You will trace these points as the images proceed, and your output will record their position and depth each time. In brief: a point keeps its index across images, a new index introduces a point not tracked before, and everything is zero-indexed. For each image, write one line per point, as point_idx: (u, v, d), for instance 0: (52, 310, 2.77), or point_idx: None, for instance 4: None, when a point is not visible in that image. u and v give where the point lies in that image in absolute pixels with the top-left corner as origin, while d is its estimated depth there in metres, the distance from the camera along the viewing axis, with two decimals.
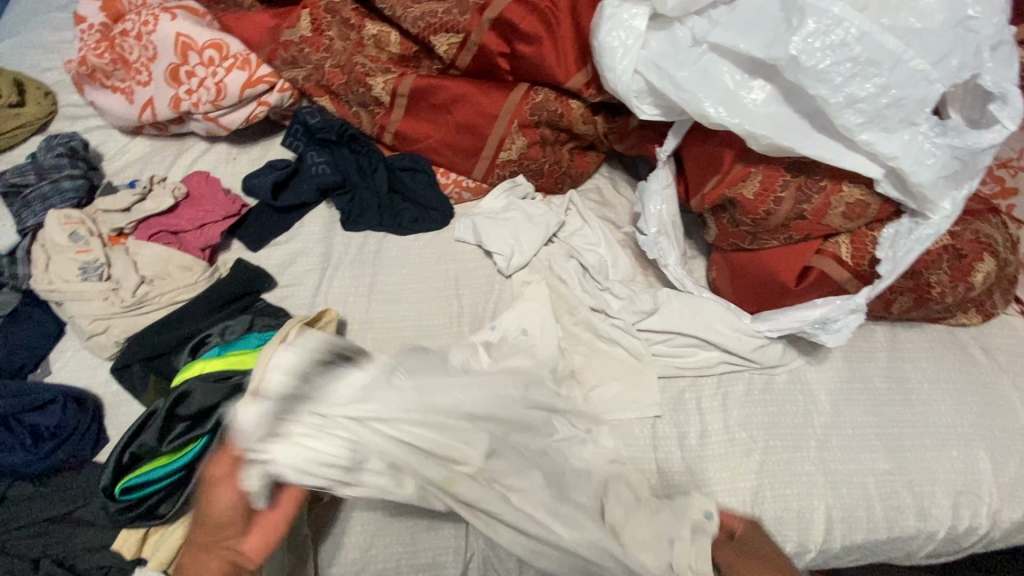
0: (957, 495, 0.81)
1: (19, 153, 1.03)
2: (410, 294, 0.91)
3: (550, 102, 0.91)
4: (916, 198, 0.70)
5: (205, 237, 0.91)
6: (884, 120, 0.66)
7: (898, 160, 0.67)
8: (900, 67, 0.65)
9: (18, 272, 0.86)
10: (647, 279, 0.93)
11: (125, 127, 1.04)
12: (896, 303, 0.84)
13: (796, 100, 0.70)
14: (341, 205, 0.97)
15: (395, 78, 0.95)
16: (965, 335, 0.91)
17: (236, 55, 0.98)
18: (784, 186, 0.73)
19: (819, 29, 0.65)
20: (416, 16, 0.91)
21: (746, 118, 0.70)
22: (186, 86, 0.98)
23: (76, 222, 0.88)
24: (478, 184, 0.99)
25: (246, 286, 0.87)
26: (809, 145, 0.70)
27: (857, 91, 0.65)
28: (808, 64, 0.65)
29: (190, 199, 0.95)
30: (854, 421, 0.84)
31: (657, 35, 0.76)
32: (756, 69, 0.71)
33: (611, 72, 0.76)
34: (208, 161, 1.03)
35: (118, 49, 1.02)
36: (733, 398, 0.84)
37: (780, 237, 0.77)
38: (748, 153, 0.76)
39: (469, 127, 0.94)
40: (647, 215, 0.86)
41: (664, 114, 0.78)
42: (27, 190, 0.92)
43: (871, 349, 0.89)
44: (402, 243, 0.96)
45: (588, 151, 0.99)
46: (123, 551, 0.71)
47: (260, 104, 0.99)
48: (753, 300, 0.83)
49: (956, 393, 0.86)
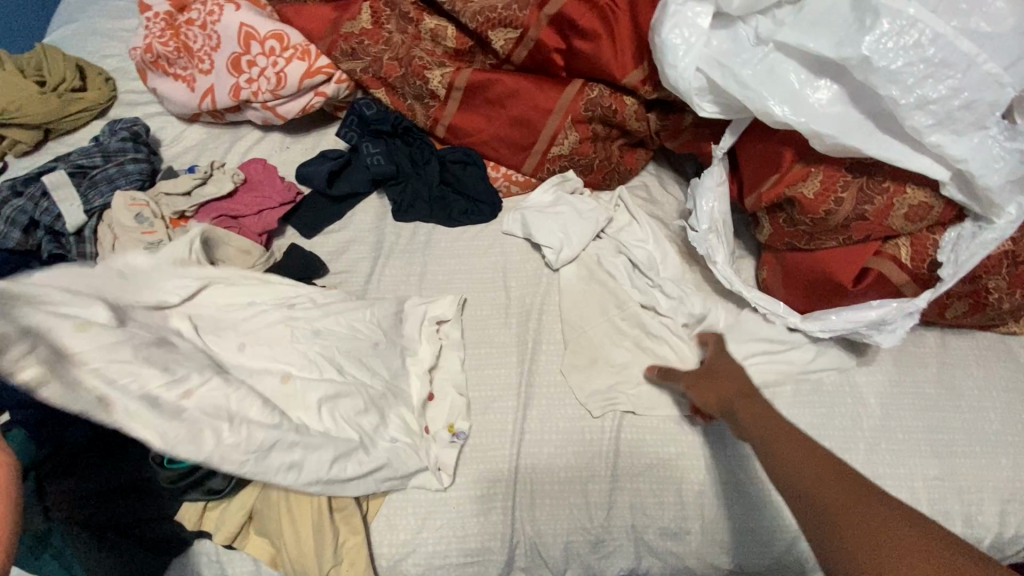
0: (1007, 504, 0.80)
1: (82, 136, 1.06)
2: (460, 283, 0.92)
3: (605, 99, 0.91)
4: (981, 202, 0.71)
5: (263, 222, 0.94)
6: (954, 122, 0.67)
7: (967, 163, 0.67)
8: (973, 70, 0.65)
9: (86, 250, 0.90)
10: (695, 277, 0.93)
11: (183, 113, 1.06)
12: (950, 307, 0.83)
13: (862, 101, 0.71)
14: (393, 195, 0.98)
15: (451, 71, 0.96)
16: (1017, 343, 0.90)
17: (296, 46, 1.00)
18: (845, 186, 0.74)
19: (893, 29, 0.65)
20: (474, 11, 0.92)
21: (811, 117, 0.71)
22: (246, 75, 1.01)
23: (141, 203, 0.91)
24: (527, 179, 1.00)
25: (301, 271, 0.90)
26: (875, 145, 0.70)
27: (929, 92, 0.66)
28: (880, 64, 0.66)
29: (247, 185, 0.98)
30: (903, 425, 0.83)
31: (720, 34, 0.76)
32: (822, 69, 0.72)
33: (672, 69, 0.76)
34: (263, 149, 1.05)
35: (181, 38, 1.05)
36: (782, 398, 0.84)
37: (838, 238, 0.77)
38: (808, 153, 0.76)
39: (522, 121, 0.95)
40: (700, 212, 0.86)
41: (723, 112, 0.78)
42: (94, 171, 0.95)
43: (920, 355, 0.89)
44: (451, 234, 0.97)
45: (637, 149, 1.00)
46: (187, 519, 0.74)
47: (317, 94, 1.01)
48: (806, 300, 0.83)
49: (1006, 401, 0.85)
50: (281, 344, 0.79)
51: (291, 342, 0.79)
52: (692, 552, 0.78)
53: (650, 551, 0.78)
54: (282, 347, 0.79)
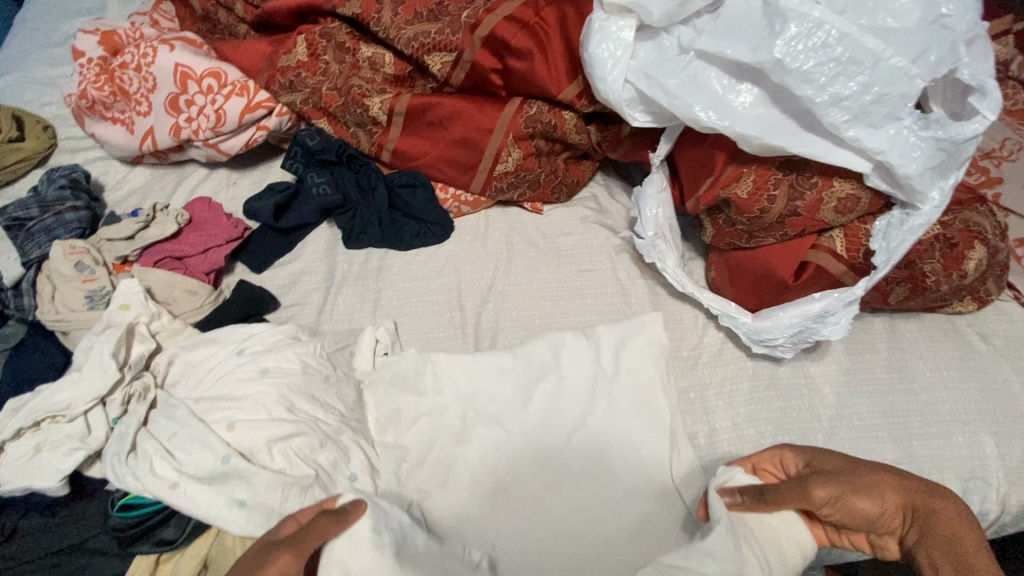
0: (966, 482, 0.81)
1: (20, 188, 1.03)
2: (425, 300, 0.93)
3: (544, 114, 0.93)
4: (906, 189, 0.73)
5: (209, 261, 0.93)
6: (869, 116, 0.69)
7: (885, 154, 0.70)
8: (881, 65, 0.68)
9: (23, 303, 0.88)
10: (647, 283, 0.95)
11: (125, 156, 1.05)
12: (891, 293, 0.86)
13: (783, 101, 0.73)
14: (343, 224, 0.98)
15: (391, 97, 0.97)
16: (963, 322, 0.92)
17: (234, 83, 1.01)
18: (777, 184, 0.77)
19: (801, 32, 0.68)
20: (409, 37, 0.94)
21: (735, 120, 0.74)
22: (186, 114, 1.01)
23: (80, 251, 0.89)
24: (476, 198, 1.00)
25: (251, 306, 0.89)
26: (798, 144, 0.73)
27: (842, 90, 0.68)
28: (793, 66, 0.68)
29: (192, 225, 0.97)
30: (860, 412, 0.84)
31: (645, 45, 0.78)
32: (742, 73, 0.75)
33: (602, 83, 0.78)
34: (209, 186, 1.05)
35: (117, 82, 1.04)
36: (737, 396, 0.85)
37: (775, 234, 0.80)
38: (739, 154, 0.79)
39: (465, 141, 0.96)
40: (644, 219, 0.89)
41: (656, 120, 0.81)
42: (30, 223, 0.92)
43: (870, 341, 0.90)
44: (404, 258, 0.97)
45: (582, 161, 1.02)
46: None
47: (259, 128, 1.02)
48: (753, 296, 0.84)
49: (958, 380, 0.86)
50: (231, 382, 0.78)
51: (241, 380, 0.78)
52: None
53: None
54: (232, 385, 0.78)
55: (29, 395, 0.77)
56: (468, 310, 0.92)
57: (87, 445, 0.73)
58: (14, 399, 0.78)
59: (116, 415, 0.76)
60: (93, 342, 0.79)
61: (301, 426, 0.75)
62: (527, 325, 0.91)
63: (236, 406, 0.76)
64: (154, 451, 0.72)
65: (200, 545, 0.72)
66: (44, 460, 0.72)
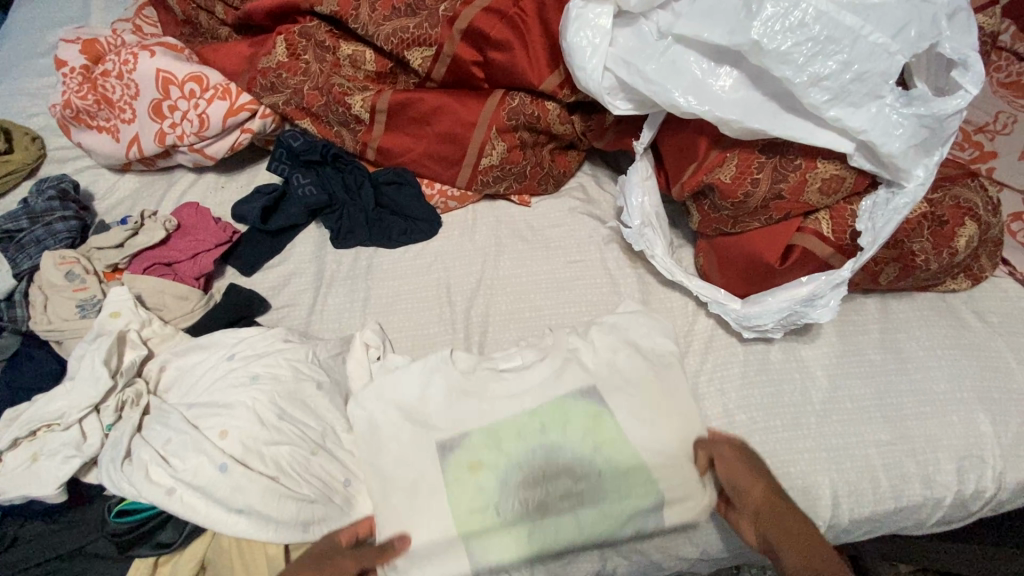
0: (960, 460, 0.81)
1: (11, 200, 1.04)
2: (416, 296, 0.93)
3: (527, 106, 0.92)
4: (890, 168, 0.72)
5: (199, 266, 0.93)
6: (849, 95, 0.68)
7: (867, 133, 0.69)
8: (860, 42, 0.67)
9: (17, 315, 0.89)
10: (636, 271, 0.94)
11: (112, 164, 1.06)
12: (882, 273, 0.85)
13: (763, 83, 0.73)
14: (330, 224, 0.98)
15: (372, 95, 0.97)
16: (957, 300, 0.91)
17: (216, 86, 1.01)
18: (760, 168, 0.76)
19: (777, 12, 0.67)
20: (387, 33, 0.93)
21: (715, 104, 0.73)
22: (170, 119, 1.01)
23: (70, 261, 0.90)
24: (463, 193, 1.00)
25: (242, 308, 0.89)
26: (779, 125, 0.72)
27: (821, 69, 0.67)
28: (770, 47, 0.68)
29: (181, 230, 0.98)
30: (853, 395, 0.84)
31: (624, 32, 0.78)
32: (721, 56, 0.74)
33: (581, 71, 0.78)
34: (197, 191, 1.06)
35: (100, 90, 1.05)
36: (729, 381, 0.85)
37: (760, 218, 0.80)
38: (722, 140, 0.78)
39: (448, 136, 0.95)
40: (630, 209, 0.89)
41: (637, 107, 0.80)
42: (21, 234, 0.93)
43: (862, 323, 0.89)
44: (392, 256, 0.97)
45: (568, 151, 1.01)
46: None
47: (243, 131, 1.02)
48: (740, 282, 0.84)
49: (952, 358, 0.86)
50: (224, 388, 0.78)
51: (233, 387, 0.78)
52: (657, 548, 0.78)
53: (614, 551, 0.78)
54: (225, 392, 0.78)
55: (25, 404, 0.78)
56: (457, 305, 0.92)
57: (82, 452, 0.74)
58: (12, 409, 0.79)
59: (110, 422, 0.76)
60: (85, 351, 0.80)
61: (291, 437, 0.76)
62: (516, 318, 0.91)
63: (228, 410, 0.76)
64: (150, 458, 0.72)
65: (198, 547, 0.73)
66: (41, 468, 0.73)
